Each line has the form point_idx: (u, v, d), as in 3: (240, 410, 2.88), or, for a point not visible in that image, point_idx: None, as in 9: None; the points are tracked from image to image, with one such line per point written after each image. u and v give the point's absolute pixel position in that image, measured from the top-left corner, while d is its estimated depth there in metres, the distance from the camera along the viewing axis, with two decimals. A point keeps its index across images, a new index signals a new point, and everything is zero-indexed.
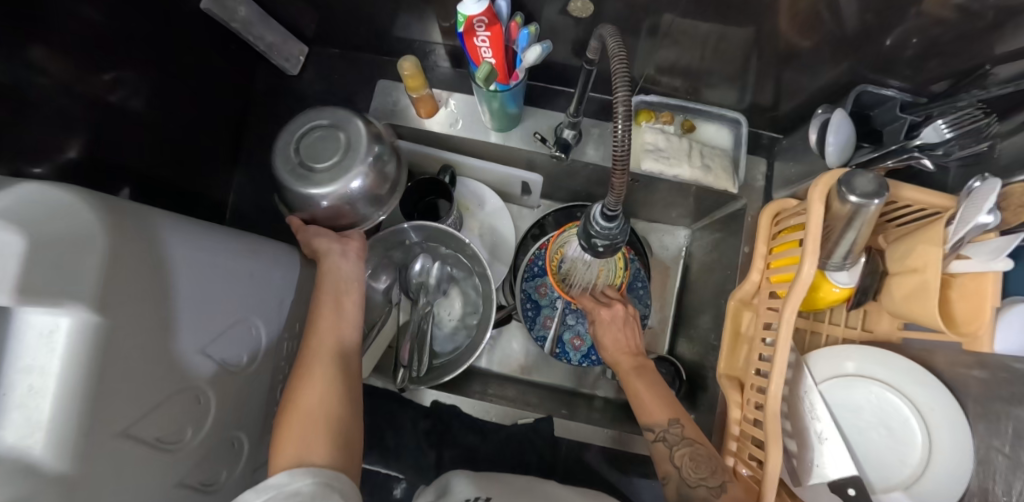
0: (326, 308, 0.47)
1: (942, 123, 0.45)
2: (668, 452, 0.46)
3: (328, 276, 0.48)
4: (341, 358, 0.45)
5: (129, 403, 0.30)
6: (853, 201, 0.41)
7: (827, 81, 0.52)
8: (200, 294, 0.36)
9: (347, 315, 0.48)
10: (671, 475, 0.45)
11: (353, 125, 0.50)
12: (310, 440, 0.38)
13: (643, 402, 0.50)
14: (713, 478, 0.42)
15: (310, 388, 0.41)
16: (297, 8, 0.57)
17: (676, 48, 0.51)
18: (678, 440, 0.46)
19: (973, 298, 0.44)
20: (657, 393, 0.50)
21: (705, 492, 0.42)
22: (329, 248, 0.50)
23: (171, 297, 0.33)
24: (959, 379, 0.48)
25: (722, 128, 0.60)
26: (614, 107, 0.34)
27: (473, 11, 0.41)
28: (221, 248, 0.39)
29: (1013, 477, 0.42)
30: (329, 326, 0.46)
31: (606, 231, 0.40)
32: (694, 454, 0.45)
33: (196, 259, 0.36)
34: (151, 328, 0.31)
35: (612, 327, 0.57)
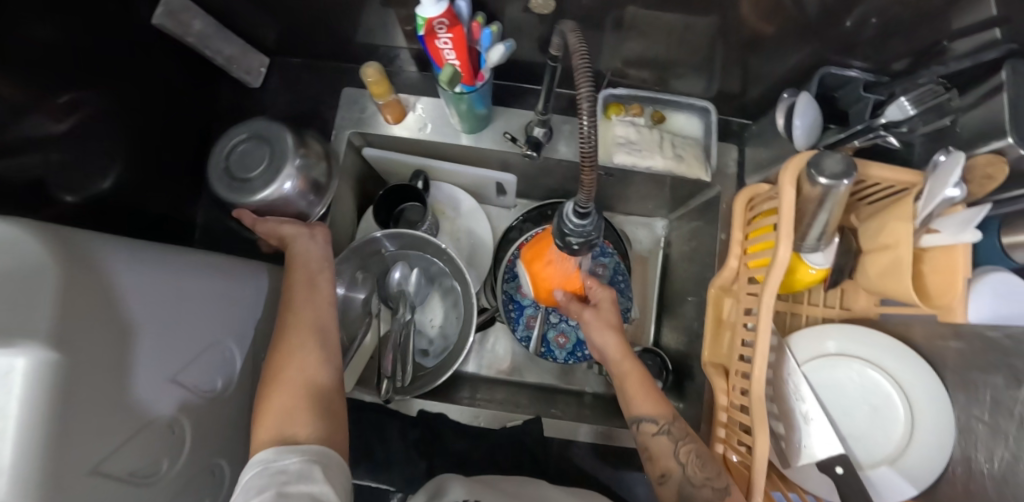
0: (300, 279, 0.46)
1: (906, 100, 0.47)
2: (673, 447, 0.45)
3: (300, 261, 0.47)
4: (319, 327, 0.44)
5: (98, 440, 0.29)
6: (823, 183, 0.42)
7: (792, 65, 0.53)
8: (161, 320, 0.35)
9: (319, 283, 0.47)
10: (675, 472, 0.45)
11: (277, 132, 0.52)
12: (289, 409, 0.37)
13: (646, 394, 0.49)
14: (719, 478, 0.43)
15: (288, 359, 0.40)
16: (255, 19, 0.56)
17: (642, 40, 0.51)
18: (681, 434, 0.46)
19: (945, 274, 0.45)
20: (652, 386, 0.49)
21: (711, 491, 0.42)
22: (306, 237, 0.48)
23: (130, 325, 0.32)
24: (937, 350, 0.49)
25: (691, 116, 0.60)
26: (579, 103, 0.33)
27: (433, 13, 0.41)
28: (182, 272, 0.38)
29: (993, 444, 0.42)
30: (305, 295, 0.45)
31: (580, 229, 0.39)
32: (699, 450, 0.45)
33: (156, 285, 0.34)
34: (114, 360, 0.30)
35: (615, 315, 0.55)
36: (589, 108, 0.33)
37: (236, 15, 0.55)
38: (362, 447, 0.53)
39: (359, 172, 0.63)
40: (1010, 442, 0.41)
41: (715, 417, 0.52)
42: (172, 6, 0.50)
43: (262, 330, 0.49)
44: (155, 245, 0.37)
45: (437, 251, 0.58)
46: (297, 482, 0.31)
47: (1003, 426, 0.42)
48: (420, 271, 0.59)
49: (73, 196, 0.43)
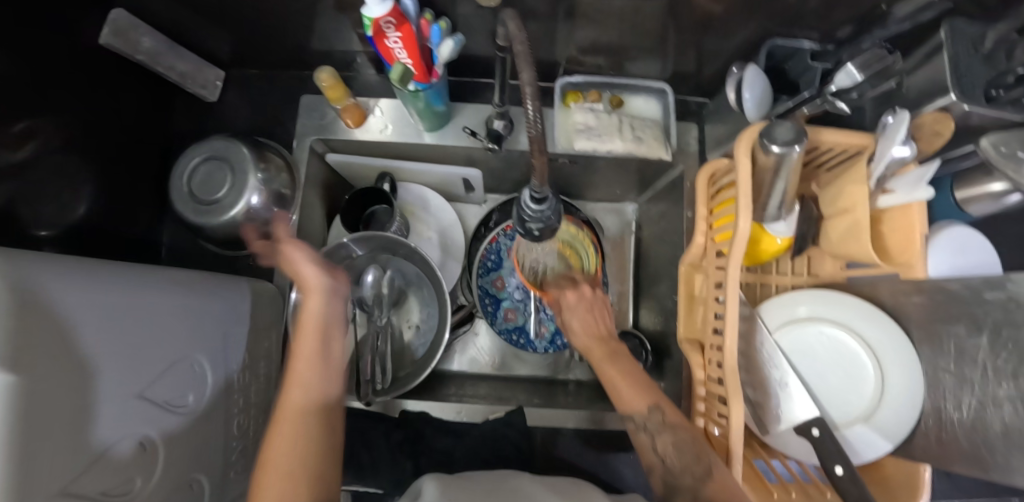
0: (303, 344, 0.43)
1: (853, 66, 0.47)
2: (651, 441, 0.45)
3: (310, 317, 0.45)
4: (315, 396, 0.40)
5: (63, 459, 0.28)
6: (776, 151, 0.42)
7: (742, 41, 0.53)
8: (123, 336, 0.34)
9: (324, 342, 0.44)
10: (656, 467, 0.45)
11: (236, 150, 0.52)
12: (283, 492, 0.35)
13: (626, 391, 0.48)
14: (699, 464, 0.41)
15: (278, 437, 0.38)
16: (207, 32, 0.55)
17: (595, 27, 0.52)
18: (659, 427, 0.45)
19: (903, 231, 0.47)
20: (634, 381, 0.49)
21: (692, 480, 0.40)
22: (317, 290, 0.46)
23: (90, 343, 0.31)
24: (900, 306, 0.50)
25: (649, 99, 0.60)
26: (523, 90, 0.33)
27: (378, 12, 0.41)
28: (140, 288, 0.37)
29: (960, 392, 0.43)
30: (305, 357, 0.42)
31: (539, 214, 0.40)
32: (677, 441, 0.44)
33: (113, 302, 0.34)
34: (75, 379, 0.30)
35: (593, 313, 0.56)
36: (533, 96, 0.32)
37: (187, 29, 0.54)
38: (347, 452, 0.53)
39: (325, 179, 0.63)
40: (976, 389, 0.42)
41: (694, 392, 0.53)
42: (119, 25, 0.49)
43: (238, 341, 0.48)
44: (115, 266, 0.37)
45: (408, 251, 0.58)
46: None
47: (968, 374, 0.43)
48: (393, 272, 0.60)
49: (33, 224, 0.42)
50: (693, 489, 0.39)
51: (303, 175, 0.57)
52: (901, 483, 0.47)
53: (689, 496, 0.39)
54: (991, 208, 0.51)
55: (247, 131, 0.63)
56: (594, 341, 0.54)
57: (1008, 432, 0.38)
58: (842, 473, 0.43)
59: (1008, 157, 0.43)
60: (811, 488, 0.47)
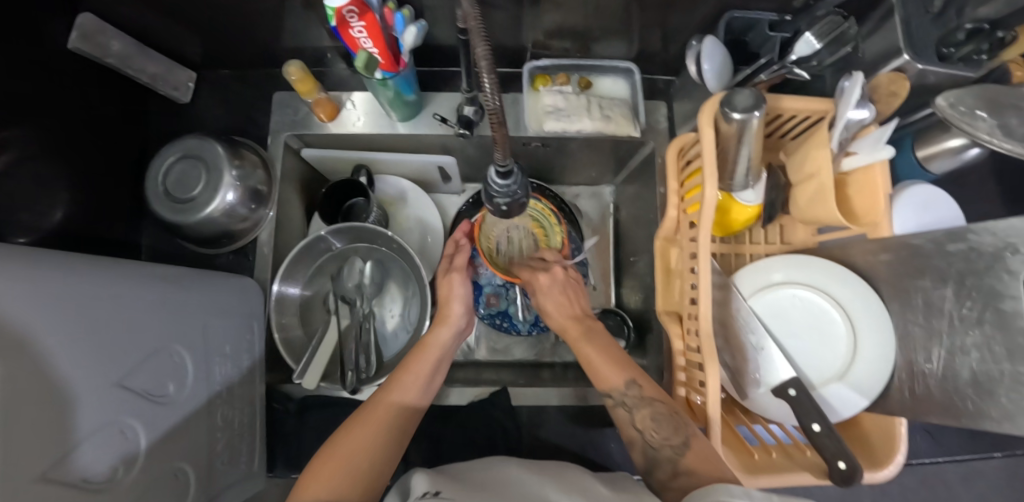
0: (421, 365, 0.49)
1: (811, 35, 0.49)
2: (630, 416, 0.45)
3: (434, 339, 0.51)
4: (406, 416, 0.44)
5: (47, 442, 0.28)
6: (737, 118, 0.43)
7: (703, 18, 0.54)
8: (98, 325, 0.34)
9: (433, 370, 0.50)
10: (637, 440, 0.44)
11: (209, 148, 0.52)
12: (340, 484, 0.36)
13: (603, 366, 0.48)
14: (677, 435, 0.41)
15: (368, 421, 0.42)
16: (176, 33, 0.56)
17: (559, 11, 0.52)
18: (636, 401, 0.45)
19: (868, 189, 0.49)
20: (609, 357, 0.49)
21: (670, 450, 0.41)
22: (453, 321, 0.53)
23: (65, 330, 0.31)
24: (868, 266, 0.52)
25: (617, 80, 0.61)
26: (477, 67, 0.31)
27: (339, 2, 0.41)
28: (110, 280, 0.37)
29: (930, 343, 0.45)
30: (419, 374, 0.48)
31: (505, 189, 0.40)
32: (655, 413, 0.44)
33: (86, 291, 0.34)
34: (55, 363, 0.29)
35: (569, 295, 0.57)
36: (488, 72, 0.31)
37: (155, 31, 0.55)
38: None
39: (302, 175, 0.64)
40: (944, 340, 0.43)
41: (675, 363, 0.54)
42: (86, 29, 0.50)
43: (218, 333, 0.48)
44: (87, 263, 0.37)
45: (387, 241, 0.59)
46: None
47: (937, 326, 0.44)
48: (373, 263, 0.61)
49: (11, 229, 0.42)
50: (673, 460, 0.40)
51: (279, 171, 0.58)
52: (880, 440, 0.48)
53: (669, 468, 0.40)
54: (952, 164, 0.53)
55: (222, 131, 0.63)
56: (573, 322, 0.55)
57: (976, 379, 0.39)
58: (820, 430, 0.44)
59: (967, 114, 0.44)
60: (792, 447, 0.49)
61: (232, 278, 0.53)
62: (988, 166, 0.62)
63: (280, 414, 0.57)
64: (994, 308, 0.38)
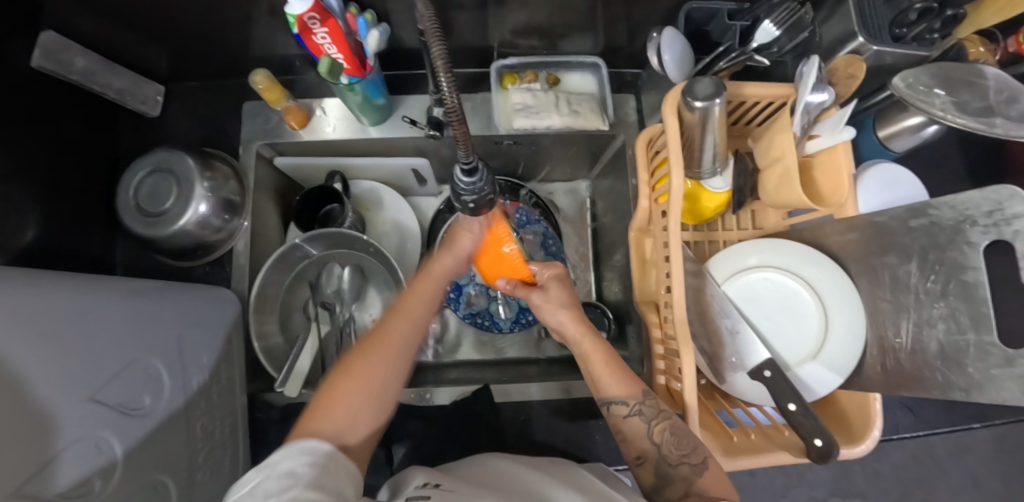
0: (422, 290, 0.50)
1: (770, 23, 0.49)
2: (647, 428, 0.44)
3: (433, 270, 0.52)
4: (411, 345, 0.45)
5: (20, 458, 0.27)
6: (699, 106, 0.44)
7: (665, 11, 0.55)
8: (65, 339, 0.33)
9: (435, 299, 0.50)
10: (650, 454, 0.44)
11: (179, 160, 0.52)
12: (353, 409, 0.38)
13: (613, 374, 0.47)
14: (695, 453, 0.42)
15: (372, 349, 0.42)
16: (141, 46, 0.55)
17: (524, 9, 0.53)
18: (653, 413, 0.45)
19: (831, 170, 0.50)
20: (617, 366, 0.47)
21: (688, 469, 0.41)
22: (455, 252, 0.52)
23: (29, 345, 0.30)
24: (836, 246, 0.53)
25: (585, 74, 0.61)
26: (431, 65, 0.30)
27: (300, 9, 0.41)
28: (73, 299, 0.36)
29: (899, 318, 0.45)
30: (419, 301, 0.48)
31: (471, 187, 0.40)
32: (674, 428, 0.44)
33: (47, 308, 0.33)
34: (23, 380, 0.29)
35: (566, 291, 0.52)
36: (444, 70, 0.30)
37: (120, 45, 0.54)
38: None
39: (276, 183, 0.64)
40: (912, 314, 0.44)
41: (654, 352, 0.54)
42: (49, 46, 0.49)
43: (193, 345, 0.47)
44: (56, 282, 0.36)
45: (364, 245, 0.59)
46: (306, 485, 0.29)
47: (905, 301, 0.45)
48: (351, 267, 0.61)
49: None
50: (688, 479, 0.41)
51: (252, 181, 0.59)
52: (857, 414, 0.48)
53: (682, 487, 0.41)
54: (913, 142, 0.54)
55: (193, 143, 0.63)
56: (576, 314, 0.50)
57: (944, 351, 0.40)
58: (796, 409, 0.44)
59: (926, 93, 0.45)
60: (770, 428, 0.49)
61: (207, 290, 0.53)
62: (949, 143, 0.64)
63: (263, 424, 0.57)
64: (958, 281, 0.39)
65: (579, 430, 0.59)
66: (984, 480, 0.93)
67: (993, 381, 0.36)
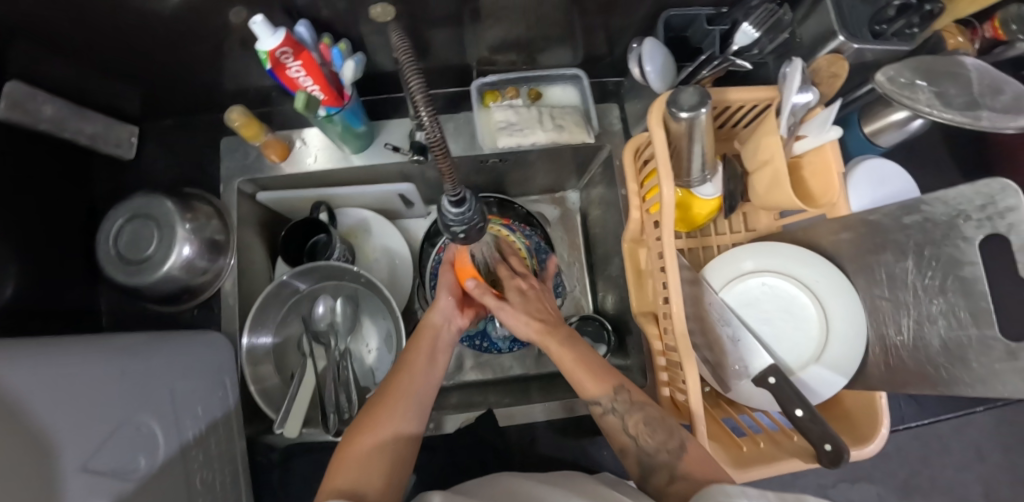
0: (423, 343, 0.49)
1: (749, 25, 0.48)
2: (622, 423, 0.45)
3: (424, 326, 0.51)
4: (420, 396, 0.45)
5: None
6: (685, 117, 0.43)
7: (643, 20, 0.55)
8: (55, 407, 0.32)
9: (436, 349, 0.50)
10: (631, 446, 0.44)
11: (157, 204, 0.51)
12: (369, 468, 0.38)
13: (586, 374, 0.47)
14: (671, 438, 0.41)
15: (383, 406, 0.43)
16: (112, 89, 0.54)
17: (502, 25, 0.52)
18: (626, 406, 0.45)
19: (822, 170, 0.49)
20: (591, 364, 0.47)
21: (667, 455, 0.40)
22: (441, 305, 0.51)
23: (22, 418, 0.29)
24: (831, 245, 0.52)
25: (566, 87, 0.61)
26: (414, 97, 0.29)
27: (272, 44, 0.41)
28: (59, 365, 0.35)
29: (899, 315, 0.45)
30: (421, 353, 0.48)
31: (460, 217, 0.40)
32: (647, 418, 0.44)
33: (37, 374, 0.32)
34: (17, 459, 0.27)
35: (526, 302, 0.53)
36: (424, 102, 0.28)
37: (90, 89, 0.53)
38: None
39: (260, 217, 0.62)
40: (911, 311, 0.44)
41: (655, 364, 0.54)
42: (14, 97, 0.46)
43: (185, 398, 0.45)
44: (40, 347, 0.35)
45: (355, 276, 0.58)
46: None
47: (903, 298, 0.45)
48: (343, 299, 0.60)
49: None
50: (669, 464, 0.40)
51: (235, 218, 0.57)
52: (861, 415, 0.48)
53: (665, 473, 0.39)
54: (901, 137, 0.54)
55: (172, 182, 0.61)
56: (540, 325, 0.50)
57: (946, 347, 0.40)
58: (803, 414, 0.44)
59: (908, 86, 0.45)
60: (778, 434, 0.48)
61: (193, 337, 0.51)
62: (929, 130, 0.65)
63: (264, 467, 0.56)
64: (955, 277, 0.39)
65: (587, 445, 0.58)
66: (987, 454, 0.94)
67: (997, 375, 0.35)
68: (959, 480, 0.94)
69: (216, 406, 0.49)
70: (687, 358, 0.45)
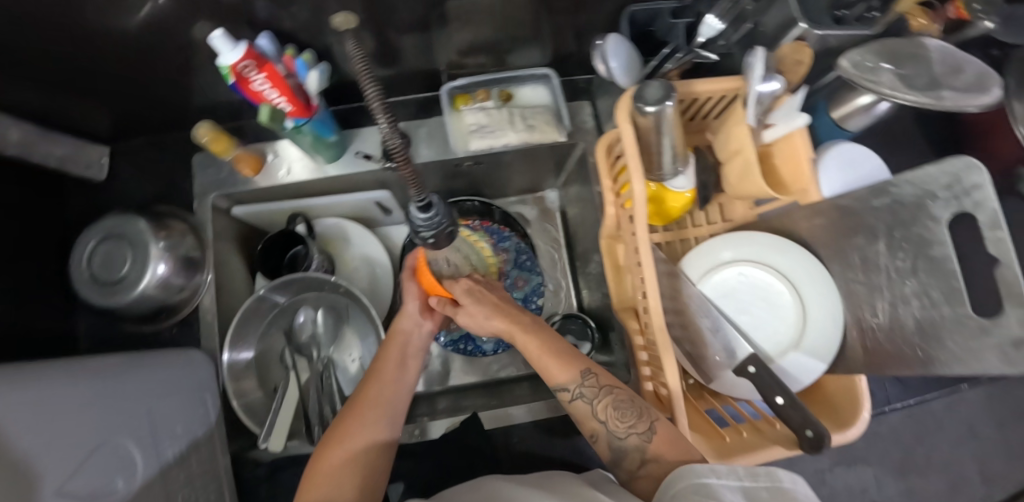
0: (392, 352, 0.50)
1: (713, 17, 0.48)
2: (591, 409, 0.44)
3: (393, 334, 0.51)
4: (390, 406, 0.46)
5: None
6: (651, 111, 0.43)
7: (609, 16, 0.55)
8: (30, 429, 0.32)
9: (406, 357, 0.50)
10: (601, 430, 0.44)
11: (130, 224, 0.51)
12: (341, 483, 0.39)
13: (550, 360, 0.46)
14: (641, 422, 0.41)
15: (353, 418, 0.44)
16: (80, 110, 0.54)
17: (469, 28, 0.52)
18: (594, 392, 0.44)
19: (791, 159, 0.49)
20: (557, 350, 0.47)
21: (637, 438, 0.41)
22: (408, 310, 0.51)
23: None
24: (805, 231, 0.53)
25: (537, 86, 0.60)
26: (370, 107, 0.28)
27: (233, 59, 0.40)
28: (35, 388, 0.34)
29: (873, 297, 0.46)
30: (391, 362, 0.49)
31: (428, 221, 0.39)
32: (616, 401, 0.43)
33: (11, 398, 0.32)
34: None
35: (484, 299, 0.49)
36: (381, 110, 0.28)
37: (57, 113, 0.52)
38: None
39: (237, 232, 0.62)
40: (885, 293, 0.44)
41: (637, 359, 0.54)
42: None
43: (162, 417, 0.45)
44: (11, 372, 0.35)
45: (334, 286, 0.57)
46: None
47: (876, 281, 0.45)
48: (325, 310, 0.60)
49: None
50: (640, 448, 0.40)
51: (211, 234, 0.57)
52: (844, 399, 0.47)
53: (637, 455, 0.40)
54: (868, 120, 0.55)
55: (146, 201, 0.61)
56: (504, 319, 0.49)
57: (921, 326, 0.40)
58: (783, 402, 0.43)
59: (871, 69, 0.45)
60: (761, 423, 0.49)
61: (169, 356, 0.50)
62: (900, 113, 0.65)
63: (251, 482, 0.55)
64: (925, 257, 0.39)
65: (575, 443, 0.58)
66: (981, 430, 0.95)
67: (972, 353, 0.35)
68: (955, 458, 0.94)
69: (197, 424, 0.49)
70: (665, 351, 0.45)
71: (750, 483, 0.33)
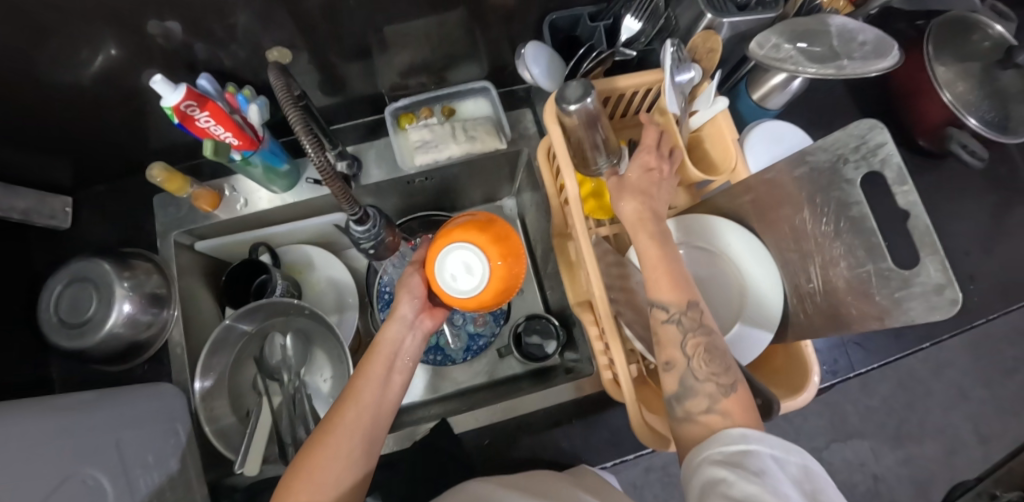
0: (373, 366, 0.47)
1: (631, 18, 0.54)
2: (682, 336, 0.39)
3: (380, 344, 0.49)
4: (368, 429, 0.43)
5: None
6: (573, 108, 0.45)
7: (536, 27, 0.58)
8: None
9: (391, 373, 0.48)
10: (678, 363, 0.39)
11: (93, 267, 0.53)
12: None
13: (670, 276, 0.41)
14: (728, 374, 0.37)
15: (325, 443, 0.41)
16: (41, 163, 0.56)
17: (407, 51, 0.55)
18: (694, 325, 0.39)
19: (718, 140, 0.52)
20: (677, 271, 0.42)
21: (713, 388, 0.36)
22: (400, 316, 0.50)
23: None
24: (741, 210, 0.55)
25: (477, 100, 0.64)
26: (295, 128, 0.34)
27: (175, 100, 0.42)
28: (6, 424, 0.36)
29: (806, 264, 0.47)
30: (371, 378, 0.46)
31: (365, 233, 0.42)
32: (711, 345, 0.39)
33: None
34: None
35: (648, 187, 0.47)
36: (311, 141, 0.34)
37: (18, 167, 0.55)
38: None
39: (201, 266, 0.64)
40: (815, 259, 0.46)
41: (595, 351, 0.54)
42: None
43: (132, 450, 0.46)
44: None
45: (296, 308, 0.59)
46: None
47: (807, 248, 0.47)
48: (293, 334, 0.63)
49: None
50: (710, 397, 0.36)
51: (175, 270, 0.59)
52: (794, 366, 0.49)
53: (705, 402, 0.36)
54: (786, 98, 0.58)
55: (111, 243, 0.63)
56: (641, 204, 0.45)
57: (850, 286, 0.41)
58: None
59: (778, 50, 0.48)
60: None
61: (135, 393, 0.51)
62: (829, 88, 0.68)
63: None
64: (847, 218, 0.40)
65: (547, 438, 0.59)
66: (970, 391, 0.96)
67: (898, 305, 0.37)
68: (946, 422, 0.95)
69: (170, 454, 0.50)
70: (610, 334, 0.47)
71: (784, 455, 0.30)
